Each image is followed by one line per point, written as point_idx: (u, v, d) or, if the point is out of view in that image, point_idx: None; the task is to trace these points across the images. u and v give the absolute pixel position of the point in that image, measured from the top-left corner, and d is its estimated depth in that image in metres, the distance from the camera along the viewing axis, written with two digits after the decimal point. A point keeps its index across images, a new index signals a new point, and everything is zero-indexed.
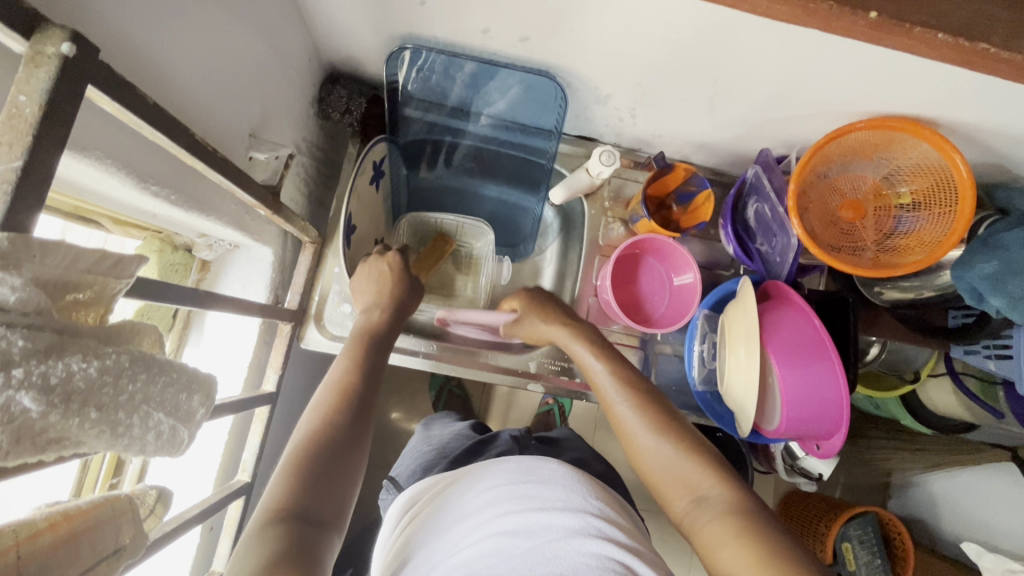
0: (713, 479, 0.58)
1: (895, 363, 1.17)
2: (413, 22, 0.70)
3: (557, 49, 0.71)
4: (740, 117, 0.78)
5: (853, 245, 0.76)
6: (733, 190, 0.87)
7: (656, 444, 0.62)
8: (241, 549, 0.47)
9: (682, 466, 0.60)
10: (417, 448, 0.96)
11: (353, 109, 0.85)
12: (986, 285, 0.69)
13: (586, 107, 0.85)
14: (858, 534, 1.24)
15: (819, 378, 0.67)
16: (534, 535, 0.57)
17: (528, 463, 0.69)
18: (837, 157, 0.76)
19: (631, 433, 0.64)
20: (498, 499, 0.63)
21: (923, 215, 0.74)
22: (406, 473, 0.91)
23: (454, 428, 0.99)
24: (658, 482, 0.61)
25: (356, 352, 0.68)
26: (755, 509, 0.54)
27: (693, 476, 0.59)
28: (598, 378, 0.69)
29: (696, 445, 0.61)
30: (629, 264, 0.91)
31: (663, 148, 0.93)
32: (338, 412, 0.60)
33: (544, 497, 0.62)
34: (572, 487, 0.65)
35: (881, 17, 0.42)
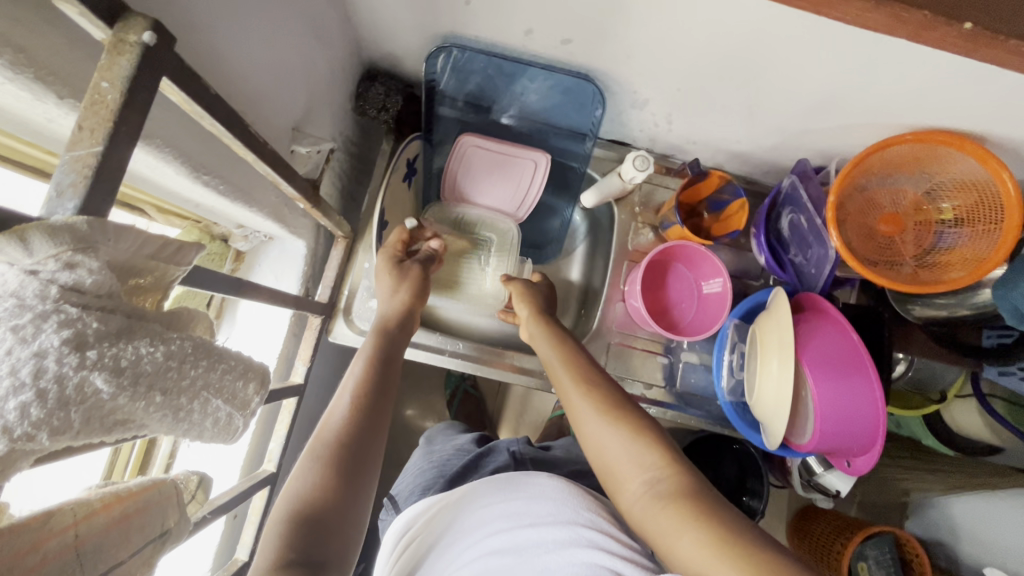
0: (665, 467, 0.58)
1: (922, 383, 1.15)
2: (457, 22, 0.71)
3: (600, 52, 0.71)
4: (780, 125, 0.77)
5: (890, 259, 0.75)
6: (768, 200, 0.86)
7: (609, 431, 0.62)
8: None
9: (637, 452, 0.59)
10: (418, 466, 0.97)
11: (390, 107, 0.86)
12: None
13: (623, 111, 0.84)
14: (875, 554, 1.22)
15: (853, 392, 0.67)
16: (524, 552, 0.59)
17: (518, 478, 0.70)
18: (877, 170, 0.75)
19: (581, 420, 0.64)
20: (491, 518, 0.65)
21: (965, 232, 0.72)
22: (406, 495, 0.92)
23: (455, 443, 0.99)
24: (610, 471, 0.61)
25: (368, 361, 0.66)
26: (708, 498, 0.55)
27: (646, 462, 0.59)
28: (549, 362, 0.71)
29: (649, 431, 0.62)
30: (658, 271, 0.90)
31: (697, 155, 0.92)
32: (345, 430, 0.59)
33: (535, 514, 0.64)
34: (564, 500, 0.67)
35: (977, 28, 0.41)
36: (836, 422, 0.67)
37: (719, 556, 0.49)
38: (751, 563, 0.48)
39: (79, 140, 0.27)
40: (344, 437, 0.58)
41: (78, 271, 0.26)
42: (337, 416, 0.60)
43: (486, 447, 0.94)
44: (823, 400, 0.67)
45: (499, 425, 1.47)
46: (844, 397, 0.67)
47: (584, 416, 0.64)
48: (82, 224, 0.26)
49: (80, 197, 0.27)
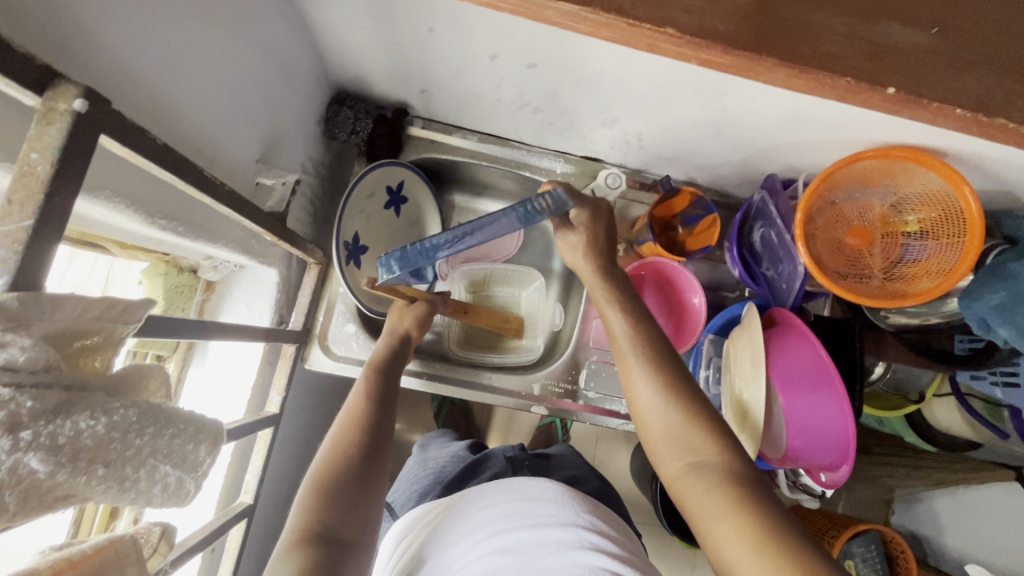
0: (716, 452, 0.54)
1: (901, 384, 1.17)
2: (421, 47, 0.70)
3: (564, 74, 0.71)
4: (748, 141, 0.78)
5: (859, 272, 0.76)
6: (740, 214, 0.87)
7: (662, 406, 0.58)
8: None
9: (684, 431, 0.56)
10: (414, 472, 0.97)
11: (360, 130, 0.85)
12: (995, 315, 0.69)
13: (593, 130, 0.84)
14: (861, 551, 1.26)
15: (824, 409, 0.66)
16: (527, 551, 0.58)
17: (520, 482, 0.70)
18: (843, 185, 0.76)
19: (632, 387, 0.60)
20: (489, 519, 0.64)
21: (930, 244, 0.73)
22: (402, 501, 0.92)
23: (450, 449, 0.99)
24: (655, 445, 0.58)
25: (375, 368, 0.71)
26: (750, 486, 0.51)
27: (695, 444, 0.55)
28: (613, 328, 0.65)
29: (700, 410, 0.57)
30: (634, 287, 0.90)
31: (669, 170, 0.92)
32: (359, 429, 0.62)
33: (534, 514, 0.64)
34: (565, 502, 0.66)
35: (901, 94, 0.39)
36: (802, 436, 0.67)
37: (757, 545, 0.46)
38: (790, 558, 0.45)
39: (8, 215, 0.27)
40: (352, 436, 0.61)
41: (9, 350, 0.26)
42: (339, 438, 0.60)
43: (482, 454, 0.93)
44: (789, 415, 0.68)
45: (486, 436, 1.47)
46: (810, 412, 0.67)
47: (637, 388, 0.60)
48: (12, 302, 0.26)
49: (10, 272, 0.26)
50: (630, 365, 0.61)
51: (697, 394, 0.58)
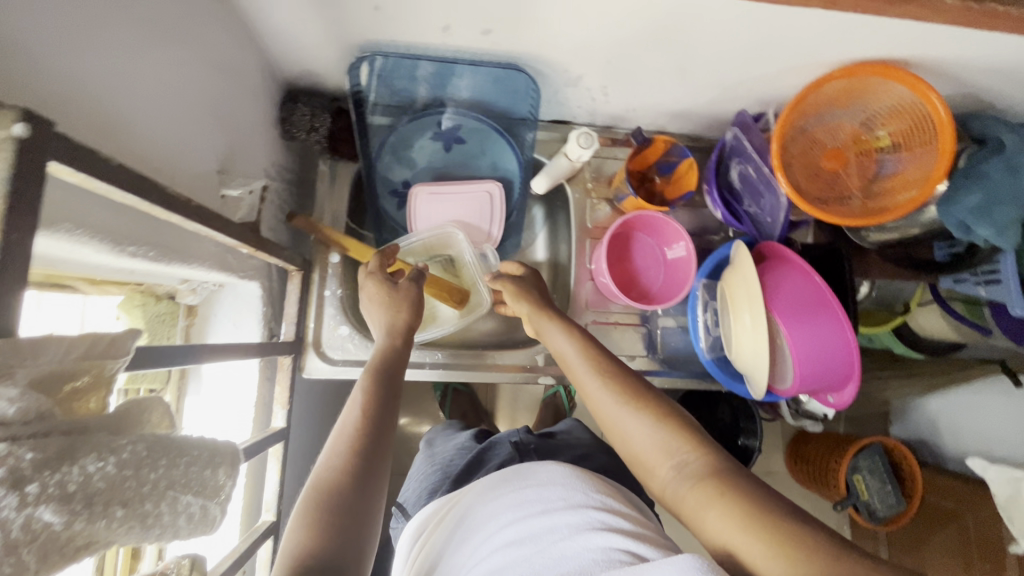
0: (691, 448, 0.56)
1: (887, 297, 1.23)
2: (368, 27, 0.67)
3: (521, 38, 0.68)
4: (714, 80, 0.77)
5: (838, 194, 0.77)
6: (713, 154, 0.86)
7: (631, 419, 0.59)
8: None
9: (659, 436, 0.57)
10: (422, 469, 0.97)
11: (318, 126, 0.81)
12: (975, 217, 0.71)
13: (557, 91, 0.82)
14: (868, 464, 1.34)
15: (825, 335, 0.67)
16: (539, 539, 0.58)
17: (526, 470, 0.71)
18: (813, 110, 0.75)
19: (604, 413, 0.62)
20: (502, 510, 0.65)
21: (904, 156, 0.74)
22: (413, 500, 0.92)
23: (456, 442, 1.00)
24: (638, 460, 0.59)
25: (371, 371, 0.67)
26: (732, 470, 0.52)
27: (671, 445, 0.56)
28: (567, 359, 0.67)
29: (671, 414, 0.59)
30: (620, 242, 0.90)
31: (639, 122, 0.91)
32: (349, 442, 0.57)
33: (545, 500, 0.64)
34: (573, 485, 0.67)
35: None
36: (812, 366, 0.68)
37: (744, 513, 0.47)
38: (775, 527, 0.45)
39: None
40: (347, 449, 0.57)
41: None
42: (331, 461, 0.56)
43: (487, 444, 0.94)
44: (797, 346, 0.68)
45: (494, 415, 1.48)
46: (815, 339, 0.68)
47: (607, 409, 0.62)
48: None
49: None
50: (593, 388, 0.63)
51: (666, 402, 0.61)
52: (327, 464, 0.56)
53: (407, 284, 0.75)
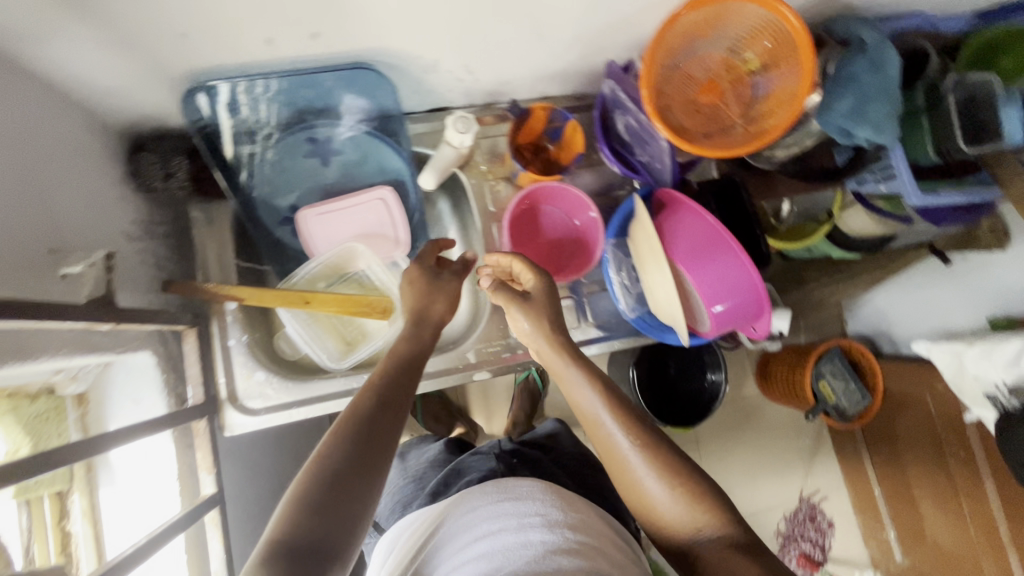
0: (711, 512, 0.57)
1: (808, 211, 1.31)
2: (184, 57, 0.61)
3: (354, 35, 0.64)
4: (574, 36, 0.74)
5: (721, 126, 0.76)
6: (596, 111, 0.83)
7: (650, 476, 0.59)
8: None
9: (679, 496, 0.58)
10: (394, 484, 0.97)
11: (175, 170, 0.74)
12: (851, 119, 0.72)
13: (420, 81, 0.78)
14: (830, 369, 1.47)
15: (726, 266, 0.67)
16: (512, 555, 0.59)
17: (506, 481, 0.71)
18: (677, 46, 0.73)
19: (619, 462, 0.61)
20: (477, 523, 0.65)
21: (773, 75, 0.73)
22: (387, 514, 0.91)
23: (427, 455, 1.00)
24: (649, 510, 0.60)
25: (386, 369, 0.63)
26: (753, 544, 0.54)
27: (693, 508, 0.57)
28: (586, 406, 0.65)
29: (691, 473, 0.59)
30: (527, 219, 0.88)
31: (518, 93, 0.87)
32: (356, 431, 0.55)
33: (518, 514, 0.65)
34: (550, 500, 0.68)
35: None
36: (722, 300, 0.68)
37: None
38: None
39: None
40: (350, 442, 0.53)
41: None
42: (332, 446, 0.53)
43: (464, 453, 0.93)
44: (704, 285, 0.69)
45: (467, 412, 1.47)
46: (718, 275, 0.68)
47: (622, 457, 0.61)
48: None
49: None
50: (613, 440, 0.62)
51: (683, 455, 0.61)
52: (331, 450, 0.52)
53: (448, 277, 0.75)
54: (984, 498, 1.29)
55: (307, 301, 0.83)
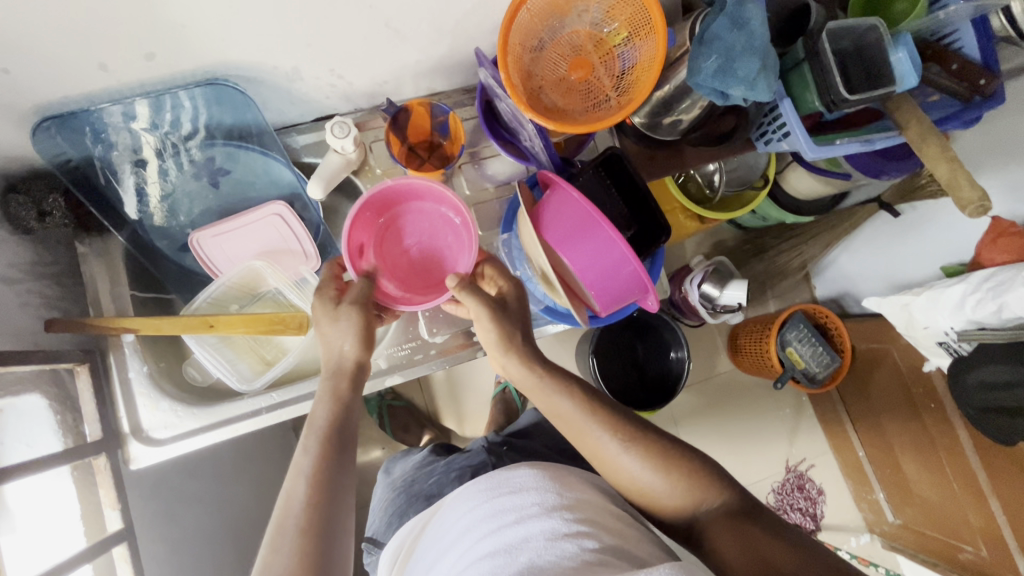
0: (705, 487, 0.66)
1: (744, 178, 1.33)
2: (23, 91, 0.61)
3: (193, 51, 0.63)
4: (433, 28, 0.73)
5: (595, 101, 0.75)
6: (480, 102, 0.83)
7: (650, 474, 0.66)
8: None
9: (677, 482, 0.66)
10: (385, 497, 1.00)
11: (50, 209, 0.74)
12: (720, 79, 0.71)
13: (290, 92, 0.77)
14: (796, 335, 1.47)
15: (601, 249, 0.66)
16: (514, 548, 0.60)
17: (500, 475, 0.72)
18: (539, 26, 0.73)
19: (611, 463, 0.68)
20: (477, 520, 0.67)
21: (638, 43, 0.72)
22: (382, 529, 0.94)
23: (413, 461, 1.04)
24: (647, 500, 0.68)
25: (320, 437, 0.62)
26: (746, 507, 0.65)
27: (690, 486, 0.66)
28: (569, 415, 0.70)
29: (682, 460, 0.67)
30: (390, 220, 0.83)
31: (404, 93, 0.87)
32: (315, 480, 0.58)
33: (518, 508, 0.66)
34: (545, 486, 0.69)
35: None
36: (603, 277, 0.69)
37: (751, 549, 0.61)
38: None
39: None
40: (313, 548, 0.53)
41: None
42: (296, 500, 0.56)
43: (457, 454, 1.01)
44: (582, 265, 0.69)
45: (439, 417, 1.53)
46: (596, 254, 0.67)
47: (617, 458, 0.67)
48: None
49: None
50: (608, 444, 0.68)
51: (675, 444, 0.68)
52: (273, 568, 0.52)
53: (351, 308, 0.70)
54: (962, 449, 1.28)
55: (210, 325, 0.81)
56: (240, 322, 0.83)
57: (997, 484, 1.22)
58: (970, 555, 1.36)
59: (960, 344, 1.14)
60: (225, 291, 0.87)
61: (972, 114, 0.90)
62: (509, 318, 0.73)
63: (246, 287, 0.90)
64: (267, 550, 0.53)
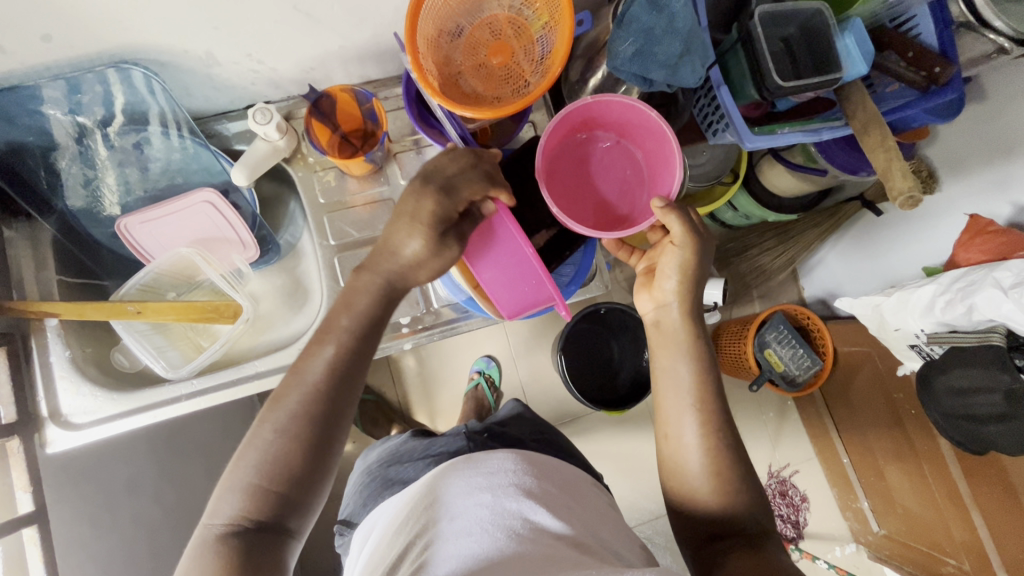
0: (743, 504, 0.62)
1: (713, 172, 1.25)
2: None
3: (91, 32, 0.63)
4: (344, 12, 0.71)
5: (515, 86, 0.73)
6: (408, 88, 0.81)
7: (700, 459, 0.63)
8: (195, 555, 0.53)
9: (720, 482, 0.62)
10: (357, 482, 1.00)
11: None
12: (636, 63, 0.68)
13: (209, 77, 0.76)
14: (774, 335, 1.43)
15: (510, 265, 0.68)
16: (488, 525, 0.64)
17: (478, 455, 0.76)
18: (455, 9, 0.71)
19: (675, 433, 0.65)
20: (450, 500, 0.68)
21: (554, 26, 0.70)
22: (356, 511, 0.94)
23: (392, 442, 1.05)
24: (686, 492, 0.64)
25: (348, 335, 0.62)
26: (766, 541, 0.60)
27: (733, 493, 0.62)
28: (669, 373, 0.67)
29: (730, 467, 0.63)
30: (613, 146, 0.77)
31: (335, 80, 0.86)
32: (322, 389, 0.59)
33: (497, 486, 0.70)
34: (520, 465, 0.74)
35: None
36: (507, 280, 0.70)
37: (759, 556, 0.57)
38: None
39: None
40: (300, 429, 0.57)
41: None
42: (300, 390, 0.59)
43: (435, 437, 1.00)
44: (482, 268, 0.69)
45: (410, 412, 1.54)
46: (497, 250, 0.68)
47: (683, 432, 0.65)
48: None
49: None
50: (683, 403, 0.65)
51: (734, 444, 0.64)
52: (259, 441, 0.57)
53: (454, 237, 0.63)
54: (944, 461, 1.22)
55: (138, 311, 0.81)
56: (169, 308, 0.84)
57: (979, 496, 1.16)
58: (953, 569, 1.28)
59: (931, 348, 1.07)
60: (159, 279, 0.88)
61: (931, 103, 0.84)
62: (705, 253, 0.67)
63: (179, 275, 0.90)
64: (262, 421, 0.58)
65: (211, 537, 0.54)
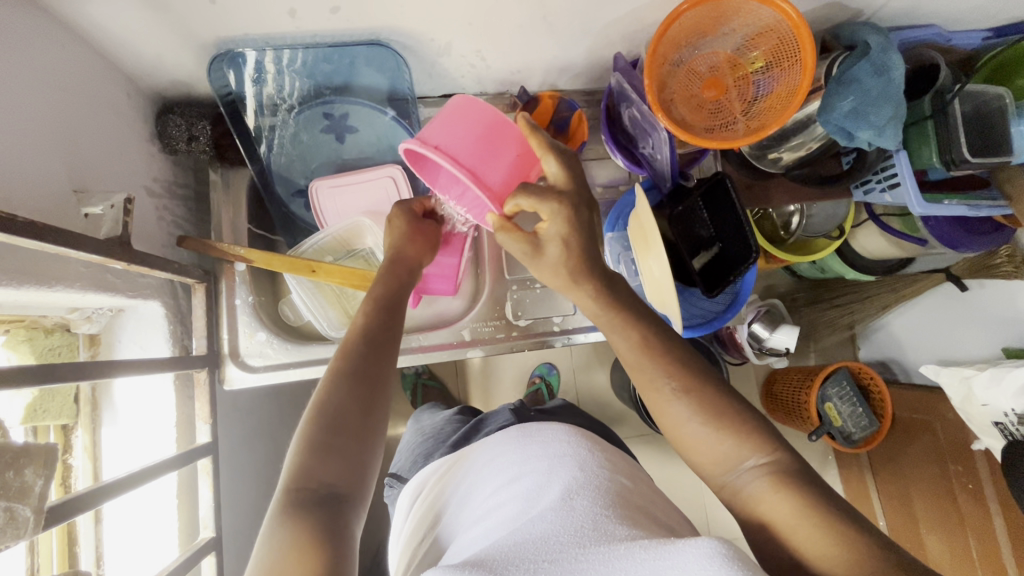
0: (767, 449, 0.56)
1: (820, 226, 1.27)
2: (217, 28, 0.66)
3: (372, 11, 0.67)
4: (582, 27, 0.76)
5: (723, 121, 0.78)
6: (604, 102, 0.87)
7: (703, 429, 0.58)
8: (264, 531, 0.48)
9: (731, 445, 0.57)
10: (412, 442, 1.02)
11: (199, 135, 0.80)
12: (851, 121, 0.73)
13: (432, 64, 0.81)
14: (837, 391, 1.44)
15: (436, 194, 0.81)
16: (548, 483, 0.60)
17: (531, 428, 0.74)
18: (683, 42, 0.76)
19: (661, 406, 0.60)
20: (509, 467, 0.67)
21: (775, 73, 0.75)
22: (406, 467, 0.97)
23: (443, 415, 1.06)
24: (704, 465, 0.58)
25: (371, 306, 0.67)
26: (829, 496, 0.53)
27: (753, 446, 0.56)
28: (626, 345, 0.64)
29: (738, 419, 0.58)
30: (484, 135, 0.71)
31: (529, 84, 0.90)
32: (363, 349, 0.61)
33: (551, 456, 0.66)
34: (575, 442, 0.70)
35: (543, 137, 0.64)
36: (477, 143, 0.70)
37: (799, 519, 0.51)
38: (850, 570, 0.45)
39: None
40: (349, 388, 0.57)
41: None
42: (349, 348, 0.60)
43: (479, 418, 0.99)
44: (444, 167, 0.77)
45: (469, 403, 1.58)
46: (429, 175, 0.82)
47: (667, 403, 0.60)
48: None
49: None
50: (650, 370, 0.61)
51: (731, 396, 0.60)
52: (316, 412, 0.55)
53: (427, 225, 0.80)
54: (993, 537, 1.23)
55: (313, 270, 0.83)
56: (339, 272, 0.84)
57: None
58: None
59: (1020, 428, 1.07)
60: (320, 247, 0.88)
61: None
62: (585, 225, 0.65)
63: (336, 247, 0.90)
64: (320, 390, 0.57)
65: (282, 503, 0.49)
